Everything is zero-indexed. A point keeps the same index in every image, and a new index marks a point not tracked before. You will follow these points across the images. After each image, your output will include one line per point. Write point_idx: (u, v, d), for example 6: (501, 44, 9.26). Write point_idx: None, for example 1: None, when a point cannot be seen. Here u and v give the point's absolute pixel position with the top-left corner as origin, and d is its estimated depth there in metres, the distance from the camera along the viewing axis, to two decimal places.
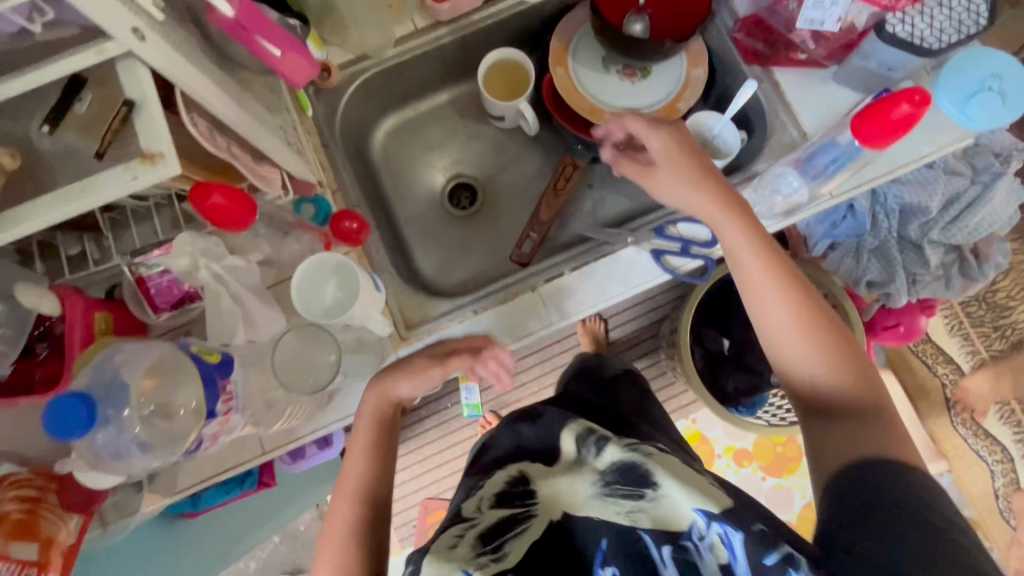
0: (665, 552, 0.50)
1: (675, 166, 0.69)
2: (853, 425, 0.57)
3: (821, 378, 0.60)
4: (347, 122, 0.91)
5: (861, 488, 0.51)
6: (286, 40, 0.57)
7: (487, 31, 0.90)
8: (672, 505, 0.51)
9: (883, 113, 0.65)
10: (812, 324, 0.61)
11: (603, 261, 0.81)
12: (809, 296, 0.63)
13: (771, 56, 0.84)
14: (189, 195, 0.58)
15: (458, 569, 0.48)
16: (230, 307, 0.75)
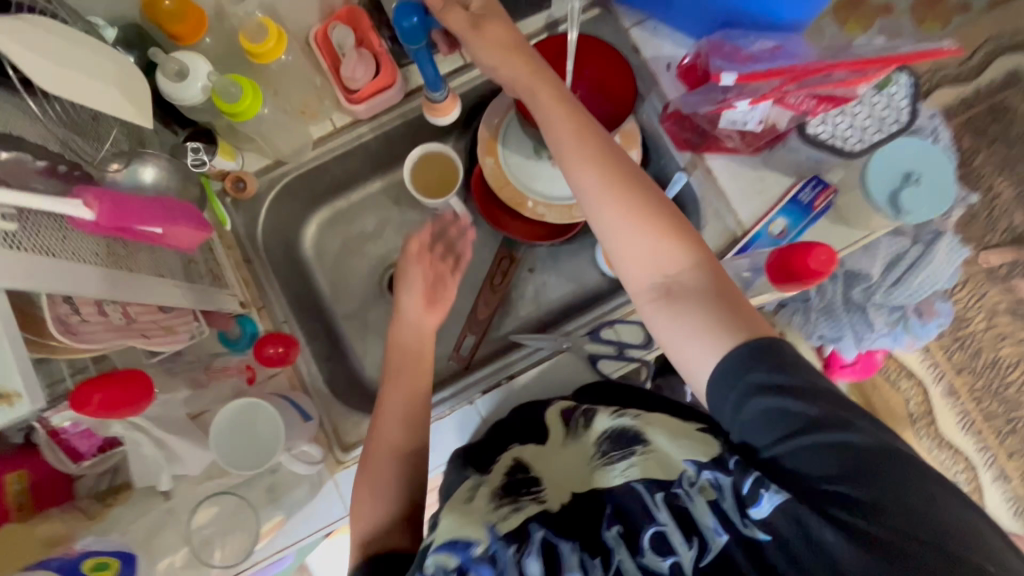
0: (655, 496, 0.55)
1: (550, 119, 0.62)
2: (691, 306, 0.55)
3: (658, 261, 0.58)
4: (271, 227, 0.87)
5: (740, 359, 0.50)
6: (167, 218, 0.53)
7: (410, 122, 0.87)
8: (658, 459, 0.59)
9: (798, 260, 0.54)
10: (649, 225, 0.58)
11: (537, 370, 0.81)
12: (656, 205, 0.59)
13: (701, 142, 0.81)
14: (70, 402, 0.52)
15: (479, 522, 0.54)
16: (153, 453, 0.70)
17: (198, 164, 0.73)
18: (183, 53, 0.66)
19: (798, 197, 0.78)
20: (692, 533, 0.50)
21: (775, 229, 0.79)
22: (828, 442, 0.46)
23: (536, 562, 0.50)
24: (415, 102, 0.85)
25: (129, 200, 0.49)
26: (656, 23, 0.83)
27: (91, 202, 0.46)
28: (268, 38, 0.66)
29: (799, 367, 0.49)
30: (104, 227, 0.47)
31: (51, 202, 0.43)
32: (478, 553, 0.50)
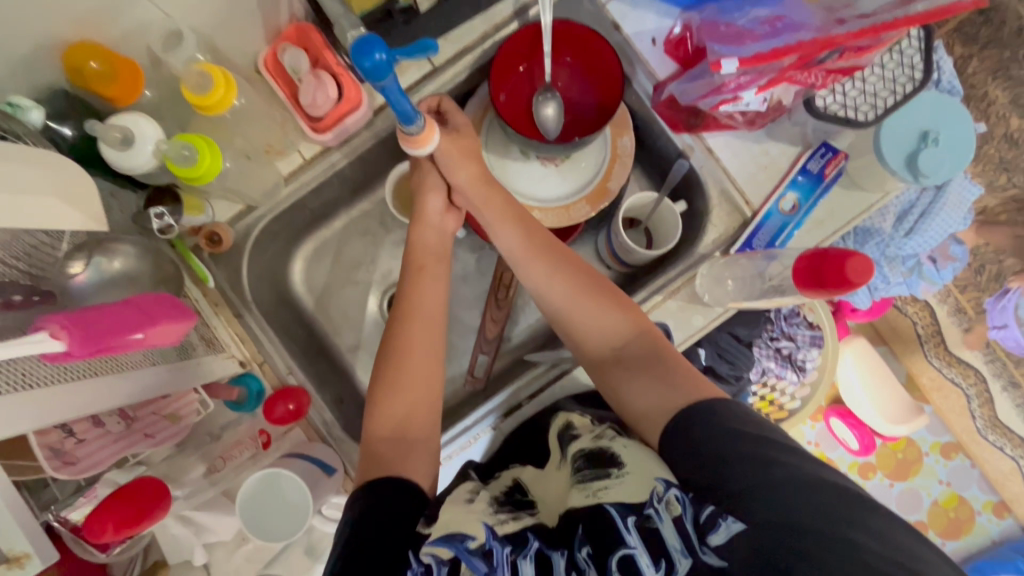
0: (626, 520, 0.48)
1: (484, 201, 0.72)
2: (634, 377, 0.62)
3: (605, 337, 0.66)
4: (256, 275, 0.82)
5: (687, 442, 0.53)
6: (146, 319, 0.49)
7: (383, 141, 0.80)
8: (638, 483, 0.52)
9: (835, 267, 0.51)
10: (637, 392, 0.61)
11: (554, 386, 0.76)
12: (627, 350, 0.64)
13: (698, 122, 0.75)
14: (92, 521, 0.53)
15: (477, 521, 0.52)
16: (182, 531, 0.70)
17: (165, 228, 0.69)
18: (125, 117, 0.59)
19: (807, 168, 0.73)
20: (659, 554, 0.46)
21: (786, 205, 0.75)
22: (789, 481, 0.47)
23: (528, 564, 0.48)
24: (385, 119, 0.78)
25: (98, 315, 0.45)
26: None
27: (59, 332, 0.42)
28: (216, 86, 0.61)
29: (730, 424, 0.52)
30: (80, 355, 0.44)
31: (16, 346, 0.39)
32: (472, 546, 0.49)
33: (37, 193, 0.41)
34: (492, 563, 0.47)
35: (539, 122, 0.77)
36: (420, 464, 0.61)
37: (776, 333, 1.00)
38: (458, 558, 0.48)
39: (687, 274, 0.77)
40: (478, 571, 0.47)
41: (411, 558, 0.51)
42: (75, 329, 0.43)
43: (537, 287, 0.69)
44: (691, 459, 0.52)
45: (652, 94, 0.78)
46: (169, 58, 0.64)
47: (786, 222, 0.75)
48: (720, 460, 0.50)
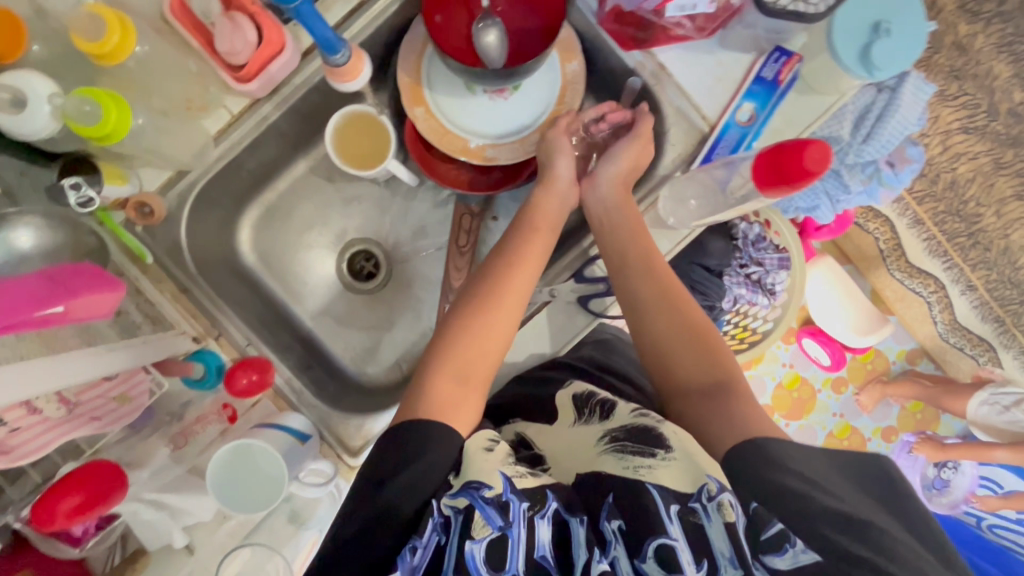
0: (671, 509, 0.49)
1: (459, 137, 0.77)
2: (694, 395, 0.60)
3: (675, 340, 0.64)
4: (200, 247, 0.77)
5: (743, 462, 0.50)
6: (66, 291, 0.45)
7: (319, 89, 0.75)
8: (684, 468, 0.51)
9: (792, 159, 0.50)
10: (684, 374, 0.62)
11: (527, 327, 0.74)
12: (683, 348, 0.63)
13: (648, 37, 0.72)
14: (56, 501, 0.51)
15: (494, 471, 0.52)
16: (155, 517, 0.66)
17: (85, 201, 0.63)
18: (10, 73, 0.53)
19: (761, 75, 0.71)
20: (702, 554, 0.46)
21: (742, 115, 0.72)
22: (856, 524, 0.44)
23: (545, 526, 0.49)
24: (316, 62, 0.72)
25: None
26: None
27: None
28: (111, 31, 0.54)
29: (801, 467, 0.48)
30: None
31: None
32: (488, 496, 0.50)
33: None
34: (509, 518, 0.48)
35: (480, 52, 0.72)
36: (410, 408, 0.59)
37: (744, 260, 0.99)
38: (473, 507, 0.49)
39: (651, 198, 0.75)
40: (491, 525, 0.48)
41: (431, 505, 0.51)
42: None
43: (617, 277, 0.67)
44: (760, 485, 0.48)
45: (596, 11, 0.73)
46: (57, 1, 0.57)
47: (743, 133, 0.73)
48: (792, 492, 0.46)
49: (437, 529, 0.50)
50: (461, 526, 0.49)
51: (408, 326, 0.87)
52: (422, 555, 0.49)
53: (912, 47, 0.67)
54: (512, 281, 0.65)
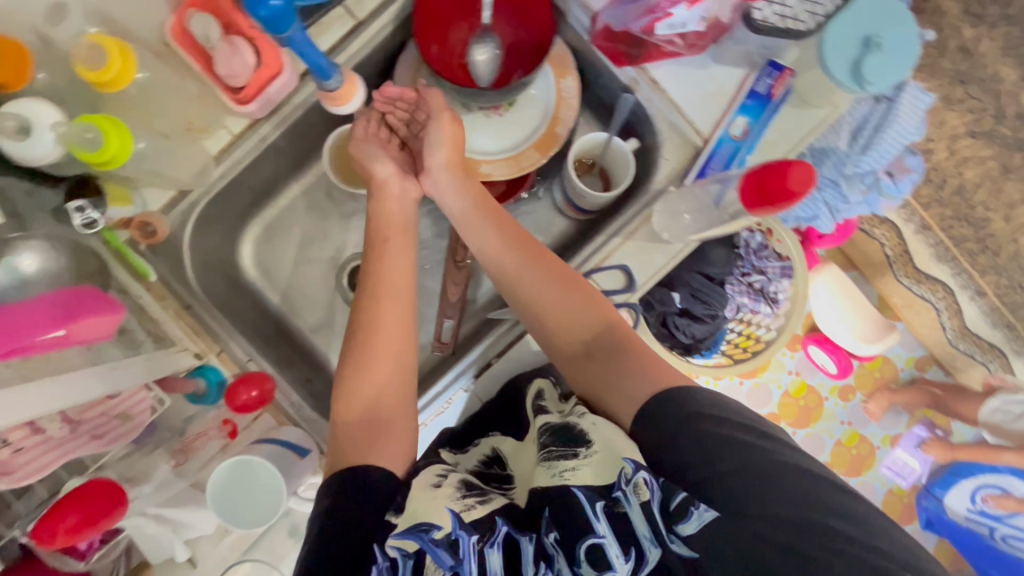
0: (596, 506, 0.49)
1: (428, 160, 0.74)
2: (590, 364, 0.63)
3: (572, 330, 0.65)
4: (202, 264, 0.79)
5: (654, 429, 0.55)
6: (63, 317, 0.46)
7: (316, 108, 0.76)
8: (607, 465, 0.52)
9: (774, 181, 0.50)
10: (565, 332, 0.65)
11: (521, 342, 0.75)
12: (559, 307, 0.66)
13: (640, 54, 0.72)
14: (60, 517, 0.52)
15: (443, 508, 0.51)
16: (155, 531, 0.68)
17: (90, 223, 0.64)
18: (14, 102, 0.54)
19: (754, 89, 0.72)
20: (629, 544, 0.47)
21: (736, 130, 0.73)
22: (746, 468, 0.51)
23: (496, 555, 0.48)
24: (313, 83, 0.73)
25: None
26: None
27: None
28: (112, 58, 0.56)
29: (720, 432, 0.53)
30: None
31: None
32: (438, 536, 0.48)
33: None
34: (458, 556, 0.47)
35: (471, 71, 0.74)
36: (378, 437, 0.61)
37: (746, 269, 1.00)
38: (422, 549, 0.48)
39: (645, 212, 0.75)
40: (443, 563, 0.47)
41: (376, 551, 0.51)
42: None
43: (501, 274, 0.68)
44: (684, 453, 0.53)
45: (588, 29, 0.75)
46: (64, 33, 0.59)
47: (737, 147, 0.73)
48: (707, 454, 0.52)
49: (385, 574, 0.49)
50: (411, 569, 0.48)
51: None
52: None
53: (898, 64, 0.66)
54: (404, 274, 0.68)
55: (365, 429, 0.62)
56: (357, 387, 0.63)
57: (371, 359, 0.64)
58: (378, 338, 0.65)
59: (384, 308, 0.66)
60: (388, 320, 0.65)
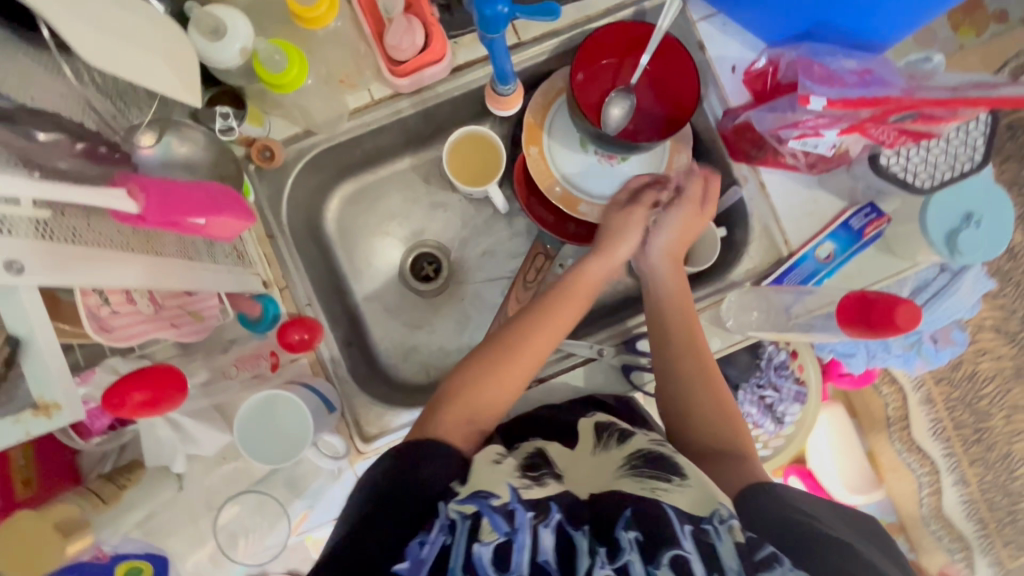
0: (684, 527, 0.49)
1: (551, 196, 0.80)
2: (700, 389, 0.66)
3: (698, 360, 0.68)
4: (296, 201, 0.81)
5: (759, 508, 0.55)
6: (212, 207, 0.49)
7: (453, 101, 0.81)
8: (699, 493, 0.53)
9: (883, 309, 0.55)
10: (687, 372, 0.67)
11: (566, 375, 0.79)
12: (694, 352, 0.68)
13: (759, 155, 0.77)
14: (140, 391, 0.51)
15: (504, 483, 0.54)
16: (168, 436, 0.68)
17: (226, 130, 0.67)
18: (215, 6, 0.59)
19: (849, 223, 0.76)
20: (713, 568, 0.47)
21: (821, 253, 0.77)
22: (843, 553, 0.49)
23: (548, 534, 0.50)
24: (462, 79, 0.78)
25: (175, 188, 0.46)
26: (726, 19, 0.79)
27: (135, 192, 0.43)
28: (320, 2, 0.61)
29: (796, 514, 0.53)
30: (150, 223, 0.44)
31: (98, 195, 0.39)
32: (495, 504, 0.51)
33: (141, 51, 0.43)
34: (513, 525, 0.49)
35: (603, 116, 0.80)
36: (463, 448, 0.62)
37: (763, 381, 0.98)
38: (481, 514, 0.50)
39: (715, 297, 0.79)
40: (498, 529, 0.49)
41: (440, 508, 0.52)
42: (152, 194, 0.43)
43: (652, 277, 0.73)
44: (778, 535, 0.52)
45: (720, 120, 0.79)
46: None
47: (817, 268, 0.77)
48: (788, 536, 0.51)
49: (444, 530, 0.50)
50: (467, 530, 0.49)
51: (449, 337, 0.90)
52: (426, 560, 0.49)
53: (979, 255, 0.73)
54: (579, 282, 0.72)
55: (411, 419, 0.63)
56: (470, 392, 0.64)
57: (485, 373, 0.65)
58: (509, 357, 0.66)
59: (530, 335, 0.67)
60: (534, 343, 0.67)
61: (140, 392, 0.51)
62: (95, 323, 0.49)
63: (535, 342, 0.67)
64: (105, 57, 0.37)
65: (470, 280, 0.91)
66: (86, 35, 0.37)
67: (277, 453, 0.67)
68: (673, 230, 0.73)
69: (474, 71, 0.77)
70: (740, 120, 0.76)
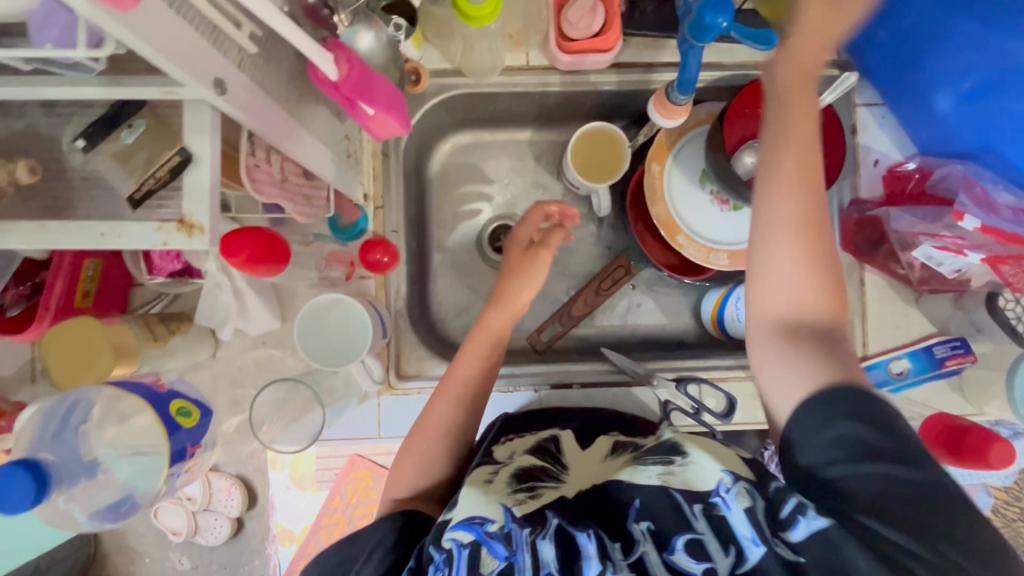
0: (693, 506, 0.51)
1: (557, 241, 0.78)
2: (818, 356, 0.50)
3: (791, 291, 0.52)
4: (417, 132, 0.82)
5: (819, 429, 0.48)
6: (388, 104, 0.50)
7: (599, 93, 0.81)
8: (702, 472, 0.54)
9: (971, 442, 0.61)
10: (805, 280, 0.52)
11: (609, 388, 0.79)
12: (817, 244, 0.52)
13: (870, 255, 0.77)
14: (251, 246, 0.49)
15: (496, 501, 0.54)
16: (228, 301, 0.67)
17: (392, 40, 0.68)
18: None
19: (932, 349, 0.76)
20: (729, 542, 0.48)
21: (894, 367, 0.77)
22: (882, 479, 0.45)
23: (548, 547, 0.50)
24: (617, 76, 0.79)
25: (372, 75, 0.48)
26: (887, 112, 0.78)
27: (341, 61, 0.45)
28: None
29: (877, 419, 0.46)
30: (341, 92, 0.46)
31: (318, 49, 0.41)
32: (491, 530, 0.51)
33: None
34: (512, 548, 0.50)
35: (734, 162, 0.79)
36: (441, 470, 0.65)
37: None
38: (479, 543, 0.50)
39: None
40: (497, 555, 0.49)
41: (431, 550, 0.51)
42: (354, 68, 0.45)
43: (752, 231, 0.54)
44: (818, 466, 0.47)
45: (845, 208, 0.78)
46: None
47: (886, 380, 0.77)
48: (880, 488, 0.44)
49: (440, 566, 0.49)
50: (467, 561, 0.49)
51: None
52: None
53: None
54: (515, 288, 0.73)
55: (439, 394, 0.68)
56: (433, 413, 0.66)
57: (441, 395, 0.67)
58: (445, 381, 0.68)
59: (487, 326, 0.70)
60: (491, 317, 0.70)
61: (248, 248, 0.49)
62: (249, 173, 0.48)
63: (491, 325, 0.70)
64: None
65: (542, 267, 0.91)
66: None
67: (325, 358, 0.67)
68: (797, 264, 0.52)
69: (632, 74, 0.78)
70: (869, 213, 0.75)
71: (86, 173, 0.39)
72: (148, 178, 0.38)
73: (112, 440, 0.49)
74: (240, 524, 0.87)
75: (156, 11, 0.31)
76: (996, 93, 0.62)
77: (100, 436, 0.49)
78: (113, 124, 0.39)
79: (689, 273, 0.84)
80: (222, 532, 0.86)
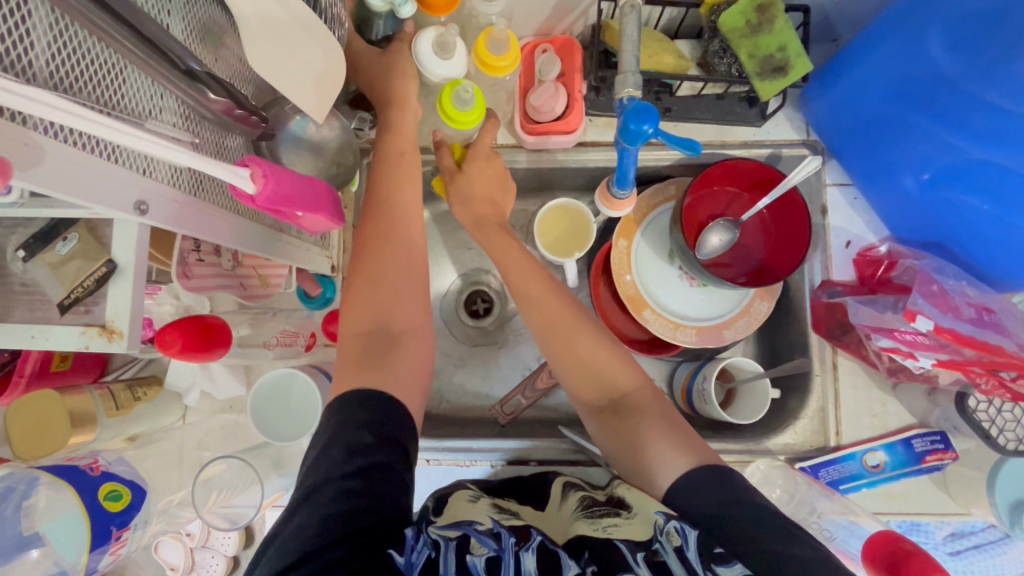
0: (636, 555, 0.48)
1: (404, 121, 0.69)
2: (637, 427, 0.61)
3: (613, 389, 0.65)
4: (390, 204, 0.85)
5: (724, 502, 0.52)
6: (312, 205, 0.53)
7: (567, 171, 0.83)
8: (644, 522, 0.52)
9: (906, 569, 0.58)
10: (611, 366, 0.65)
11: (569, 467, 0.78)
12: (595, 330, 0.67)
13: (841, 336, 0.74)
14: (198, 333, 0.54)
15: (483, 514, 0.56)
16: (194, 368, 0.71)
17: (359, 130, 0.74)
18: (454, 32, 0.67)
19: (910, 442, 0.72)
20: None
21: (869, 460, 0.73)
22: (791, 554, 0.47)
23: (531, 557, 0.46)
24: (583, 155, 0.80)
25: (290, 183, 0.48)
26: (859, 194, 0.77)
27: (257, 176, 0.45)
28: (507, 56, 0.69)
29: (773, 519, 0.50)
30: (258, 204, 0.47)
31: (226, 169, 0.42)
32: (481, 529, 0.49)
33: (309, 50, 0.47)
34: (501, 544, 0.47)
35: (700, 243, 0.77)
36: (390, 362, 0.60)
37: None
38: (468, 535, 0.47)
39: (747, 457, 0.74)
40: (488, 546, 0.46)
41: (407, 534, 0.47)
42: (270, 183, 0.46)
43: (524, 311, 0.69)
44: (736, 529, 0.50)
45: (815, 288, 0.77)
46: (483, 8, 0.70)
47: (859, 473, 0.73)
48: (776, 534, 0.49)
49: (427, 544, 0.46)
50: (453, 549, 0.46)
51: (472, 379, 0.90)
52: (414, 566, 0.44)
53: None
54: (405, 187, 0.67)
55: (354, 338, 0.61)
56: (357, 301, 0.63)
57: (363, 274, 0.64)
58: (365, 263, 0.65)
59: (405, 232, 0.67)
60: (384, 217, 0.66)
61: (194, 334, 0.54)
62: (181, 265, 0.52)
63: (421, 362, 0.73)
64: (263, 62, 0.45)
65: (512, 333, 0.91)
66: (262, 43, 0.45)
67: (277, 435, 0.68)
68: (550, 304, 0.68)
69: (598, 152, 0.80)
70: (839, 297, 0.74)
71: (24, 280, 0.43)
72: (77, 287, 0.41)
73: (49, 517, 0.51)
74: (235, 563, 0.83)
75: (65, 154, 0.34)
76: (958, 187, 0.60)
77: (44, 513, 0.51)
78: (49, 239, 0.42)
79: (659, 352, 0.82)
80: (216, 572, 0.81)
